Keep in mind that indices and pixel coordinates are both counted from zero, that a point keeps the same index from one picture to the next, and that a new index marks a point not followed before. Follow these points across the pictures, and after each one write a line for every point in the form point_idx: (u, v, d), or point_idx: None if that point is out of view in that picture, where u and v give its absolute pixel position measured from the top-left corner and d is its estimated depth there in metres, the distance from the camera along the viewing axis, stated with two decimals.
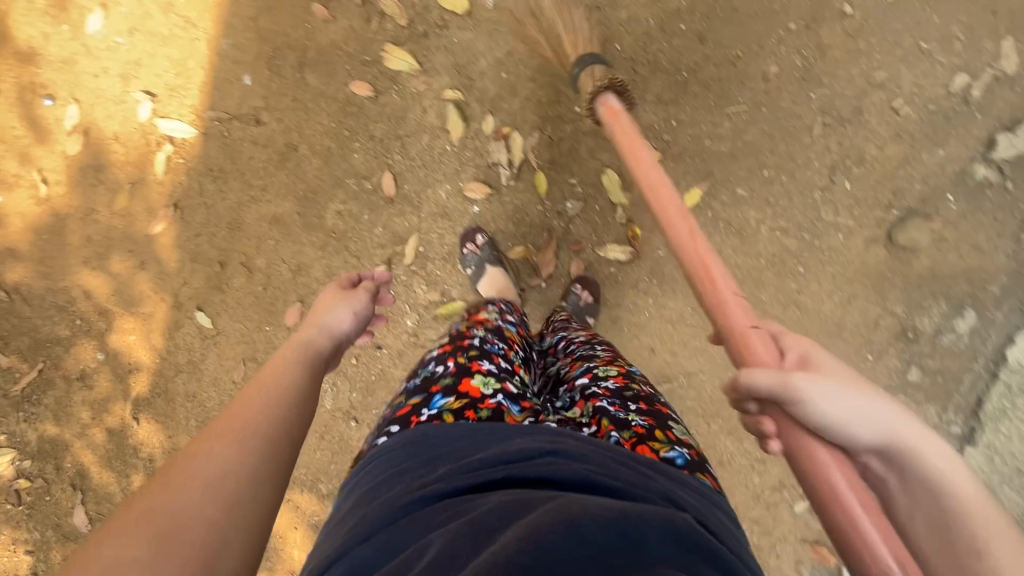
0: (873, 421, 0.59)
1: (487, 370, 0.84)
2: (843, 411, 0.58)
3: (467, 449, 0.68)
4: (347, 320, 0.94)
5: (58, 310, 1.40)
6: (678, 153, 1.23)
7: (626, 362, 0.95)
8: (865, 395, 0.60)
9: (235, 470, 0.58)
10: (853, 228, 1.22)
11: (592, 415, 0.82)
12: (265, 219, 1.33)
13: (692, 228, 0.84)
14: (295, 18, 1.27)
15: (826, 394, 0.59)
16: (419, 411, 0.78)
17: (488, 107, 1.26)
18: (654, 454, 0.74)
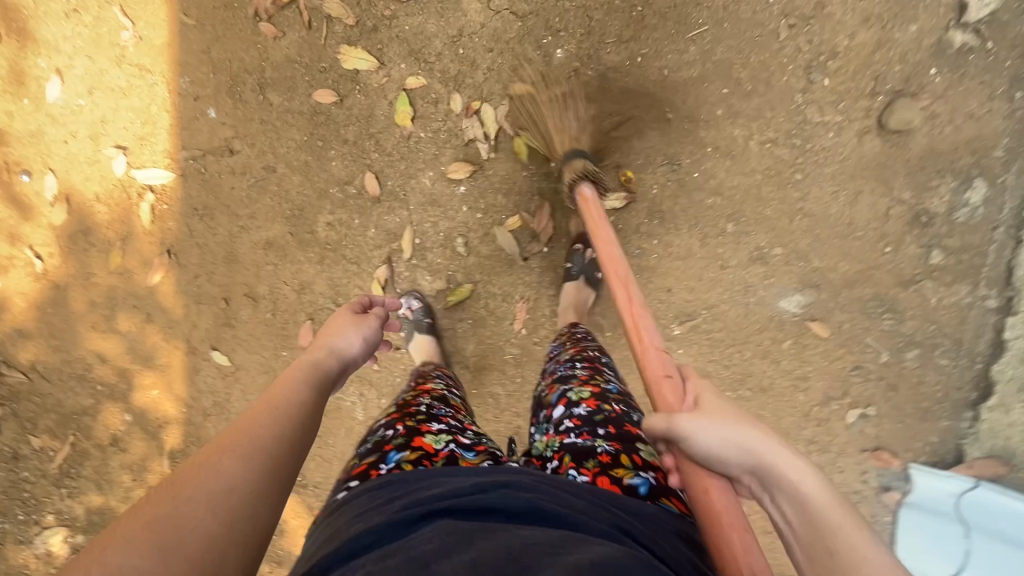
0: (737, 446, 0.67)
1: (437, 428, 0.90)
2: (715, 442, 0.69)
3: (423, 487, 0.71)
4: (356, 343, 0.90)
5: (77, 380, 1.40)
6: (649, 89, 1.22)
7: (602, 381, 1.00)
8: (735, 425, 0.69)
9: (240, 487, 0.58)
10: (842, 123, 1.19)
11: (558, 450, 0.88)
12: (260, 246, 1.33)
13: (631, 295, 0.97)
14: (246, 41, 1.27)
15: (700, 429, 0.70)
16: (376, 466, 0.82)
17: (453, 86, 1.25)
18: (615, 484, 0.79)
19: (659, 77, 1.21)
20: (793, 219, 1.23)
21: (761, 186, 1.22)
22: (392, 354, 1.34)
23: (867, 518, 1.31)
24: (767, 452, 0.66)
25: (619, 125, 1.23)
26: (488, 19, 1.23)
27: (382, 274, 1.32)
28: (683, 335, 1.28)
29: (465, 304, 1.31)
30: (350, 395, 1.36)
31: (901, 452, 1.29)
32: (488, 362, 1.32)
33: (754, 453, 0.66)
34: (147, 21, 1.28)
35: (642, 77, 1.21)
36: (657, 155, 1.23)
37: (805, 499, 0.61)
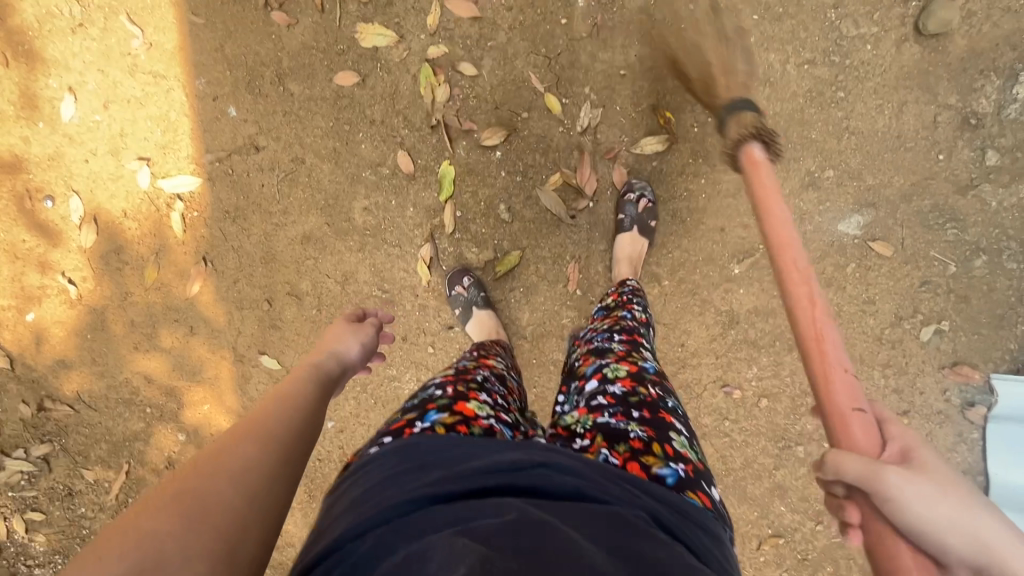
0: (965, 533, 0.54)
1: (483, 399, 0.82)
2: (939, 519, 0.54)
3: (460, 457, 0.63)
4: (354, 348, 0.93)
5: (126, 404, 1.36)
6: (677, 26, 1.19)
7: (640, 360, 0.89)
8: (964, 505, 0.55)
9: (258, 465, 0.59)
10: (878, 34, 1.17)
11: (591, 423, 0.76)
12: (297, 241, 1.29)
13: (812, 295, 0.74)
14: (259, 33, 1.24)
15: (918, 497, 0.55)
16: (411, 424, 0.73)
17: (477, 51, 1.22)
18: (645, 472, 0.67)
19: (685, 12, 1.18)
20: (838, 139, 1.20)
21: (803, 109, 1.20)
22: (447, 334, 1.30)
23: (954, 438, 1.26)
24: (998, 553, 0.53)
25: (651, 67, 1.20)
26: None
27: (426, 254, 1.28)
28: (744, 273, 1.24)
29: (515, 272, 1.28)
30: (407, 382, 1.32)
31: (981, 365, 1.23)
32: (545, 329, 1.28)
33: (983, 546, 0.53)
34: (156, 26, 1.25)
35: (668, 14, 1.19)
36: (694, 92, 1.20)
37: None
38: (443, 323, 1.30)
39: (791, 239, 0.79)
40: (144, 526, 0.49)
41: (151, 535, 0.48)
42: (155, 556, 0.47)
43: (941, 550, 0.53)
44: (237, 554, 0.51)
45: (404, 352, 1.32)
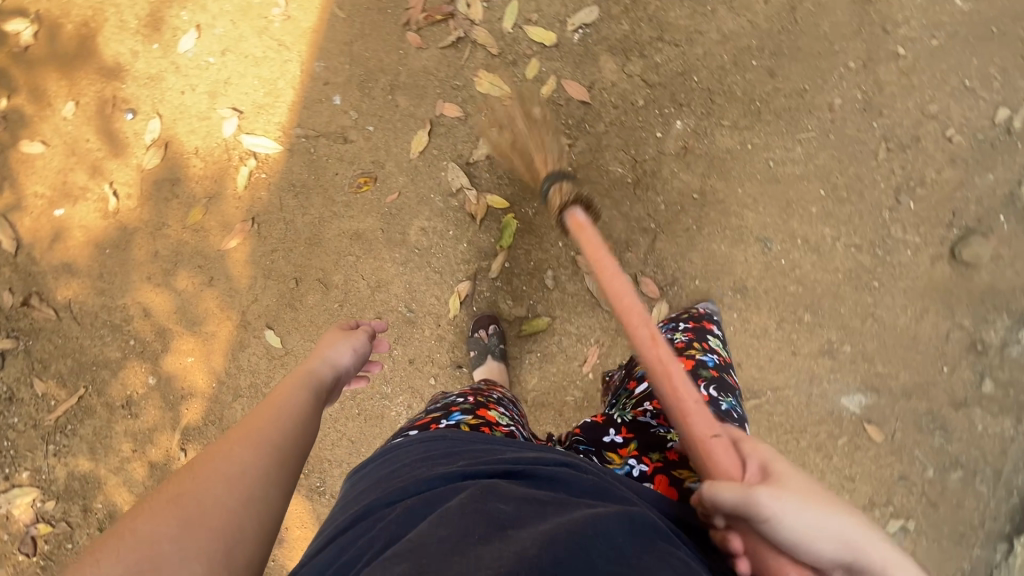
0: (836, 541, 0.52)
1: (503, 410, 0.86)
2: (809, 528, 0.51)
3: (487, 451, 0.68)
4: (347, 355, 0.90)
5: (111, 329, 1.31)
6: (753, 175, 1.30)
7: (697, 356, 0.99)
8: (828, 507, 0.53)
9: (251, 470, 0.58)
10: (920, 244, 1.29)
11: (625, 429, 0.84)
12: (346, 235, 1.31)
13: (652, 334, 0.80)
14: (389, 44, 1.33)
15: (790, 510, 0.52)
16: (438, 421, 0.79)
17: (574, 131, 1.32)
18: (672, 485, 0.73)
19: (764, 166, 1.30)
20: (862, 322, 1.29)
21: (840, 285, 1.30)
22: (453, 372, 1.30)
23: None
24: (871, 549, 0.52)
25: (720, 201, 1.31)
26: (621, 80, 1.32)
27: (462, 290, 1.31)
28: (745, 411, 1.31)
29: (539, 336, 1.31)
30: (398, 405, 1.31)
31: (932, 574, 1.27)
32: (547, 399, 1.30)
33: (854, 548, 0.52)
34: (299, 5, 1.33)
35: (749, 163, 1.31)
36: (751, 236, 1.30)
37: None
38: (453, 360, 1.31)
39: (623, 287, 0.88)
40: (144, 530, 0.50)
41: (150, 537, 0.49)
42: (152, 556, 0.48)
43: (814, 557, 0.52)
44: (233, 558, 0.51)
45: (406, 375, 1.31)
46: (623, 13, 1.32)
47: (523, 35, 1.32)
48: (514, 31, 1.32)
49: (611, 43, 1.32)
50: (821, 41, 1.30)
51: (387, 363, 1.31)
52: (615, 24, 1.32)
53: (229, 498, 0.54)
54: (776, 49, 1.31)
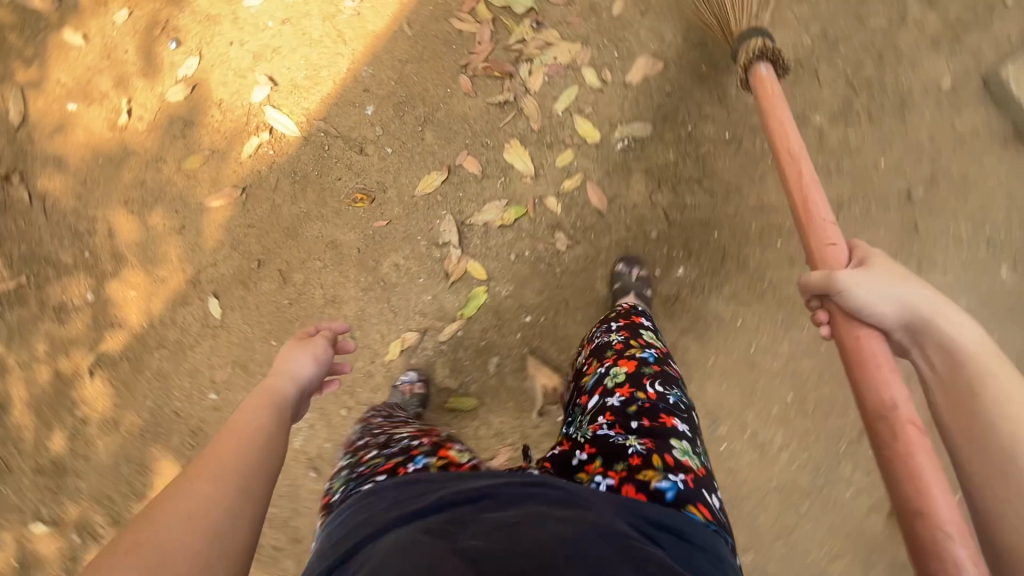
0: (898, 299, 0.72)
1: (462, 448, 0.78)
2: (871, 294, 0.73)
3: (452, 485, 0.62)
4: (310, 366, 0.85)
5: (72, 235, 1.31)
6: (728, 350, 1.25)
7: (639, 356, 0.90)
8: (903, 281, 0.74)
9: (218, 506, 0.52)
10: (864, 489, 1.19)
11: (588, 440, 0.75)
12: (323, 240, 1.30)
13: (806, 170, 0.89)
14: (441, 79, 1.30)
15: (863, 288, 0.73)
16: (406, 465, 0.72)
17: (578, 235, 1.28)
18: (641, 492, 0.66)
19: (745, 346, 1.25)
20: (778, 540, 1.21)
21: (768, 493, 1.23)
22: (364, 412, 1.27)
23: None
24: (925, 299, 0.72)
25: (687, 361, 1.27)
26: (643, 204, 1.28)
27: (408, 339, 1.28)
28: None
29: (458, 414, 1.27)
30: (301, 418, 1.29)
31: None
32: None
33: (915, 309, 0.72)
34: (373, 6, 1.32)
35: (731, 337, 1.25)
36: (704, 406, 1.26)
37: (952, 351, 0.69)
38: (368, 400, 1.28)
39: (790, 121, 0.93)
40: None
41: None
42: None
43: (880, 318, 0.73)
44: None
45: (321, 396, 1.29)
46: (674, 141, 1.28)
47: (570, 122, 1.29)
48: (563, 115, 1.29)
49: (650, 165, 1.28)
50: None
51: None
52: (661, 149, 1.28)
53: (189, 534, 0.48)
54: None
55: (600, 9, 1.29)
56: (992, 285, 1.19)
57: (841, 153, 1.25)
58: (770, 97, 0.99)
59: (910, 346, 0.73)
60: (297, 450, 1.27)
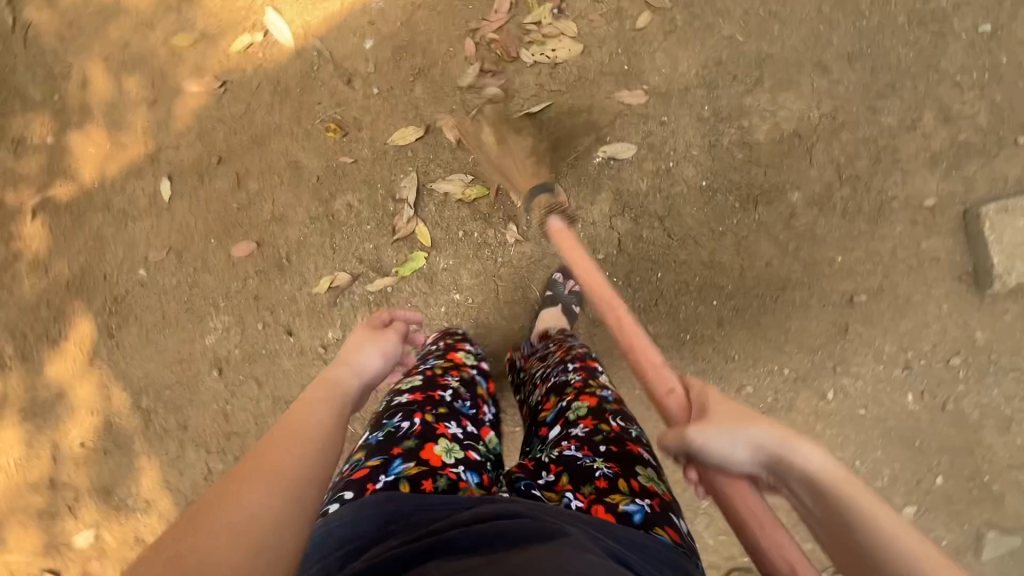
0: (748, 444, 0.65)
1: (452, 435, 0.79)
2: (719, 448, 0.67)
3: (417, 524, 0.61)
4: (376, 358, 0.92)
5: (48, 75, 1.32)
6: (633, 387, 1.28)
7: (599, 391, 0.90)
8: (740, 423, 0.67)
9: (264, 515, 0.53)
10: (707, 546, 1.27)
11: (555, 462, 0.77)
12: (285, 158, 1.30)
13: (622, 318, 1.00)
14: (447, 36, 1.27)
15: (711, 438, 0.68)
16: (377, 477, 0.70)
17: (529, 233, 1.27)
18: (609, 512, 0.68)
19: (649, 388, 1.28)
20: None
21: None
22: (279, 333, 1.31)
23: None
24: (774, 440, 0.64)
25: None
26: (601, 224, 1.27)
27: (338, 279, 1.29)
28: None
29: None
30: (218, 319, 1.32)
31: None
32: None
33: (763, 448, 0.64)
34: None
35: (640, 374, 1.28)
36: None
37: (812, 482, 0.60)
38: (286, 324, 1.31)
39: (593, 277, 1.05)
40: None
41: None
42: None
43: (742, 468, 0.67)
44: None
45: (241, 304, 1.31)
46: (651, 172, 1.26)
47: (558, 120, 1.27)
48: (553, 111, 1.26)
49: (620, 188, 1.27)
50: (781, 331, 1.25)
51: (235, 282, 1.31)
52: (636, 176, 1.27)
53: (232, 544, 0.50)
54: (741, 307, 1.26)
55: (625, 16, 1.25)
56: (891, 405, 1.22)
57: (803, 237, 1.24)
58: (570, 243, 1.13)
59: (779, 484, 0.65)
60: (207, 347, 1.32)
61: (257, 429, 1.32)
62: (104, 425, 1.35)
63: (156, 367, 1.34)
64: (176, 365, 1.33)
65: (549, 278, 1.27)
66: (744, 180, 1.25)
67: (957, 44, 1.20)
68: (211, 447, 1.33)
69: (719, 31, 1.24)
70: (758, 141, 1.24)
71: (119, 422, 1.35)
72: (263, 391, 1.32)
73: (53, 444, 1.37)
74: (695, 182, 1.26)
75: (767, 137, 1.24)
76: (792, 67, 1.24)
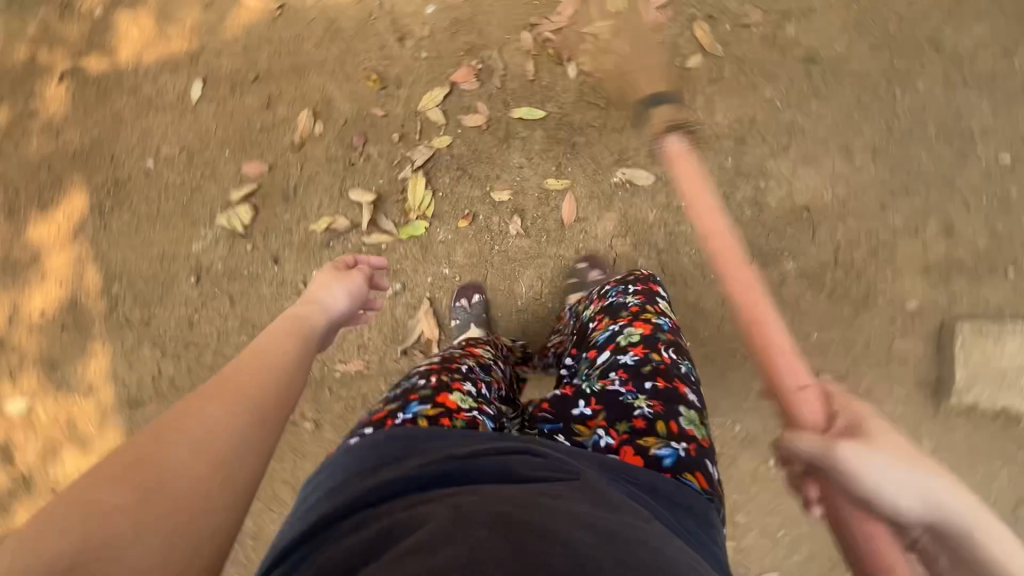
0: (918, 494, 0.63)
1: (467, 391, 0.81)
2: (885, 480, 0.65)
3: (432, 451, 0.64)
4: (342, 298, 0.89)
5: None
6: None
7: (653, 320, 0.93)
8: (914, 465, 0.65)
9: (229, 431, 0.51)
10: None
11: (592, 394, 0.79)
12: (320, 93, 1.31)
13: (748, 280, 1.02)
14: (506, 22, 1.30)
15: (870, 466, 0.66)
16: (395, 416, 0.73)
17: (532, 229, 1.30)
18: (641, 454, 0.70)
19: None
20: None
21: None
22: (265, 259, 1.32)
23: None
24: (957, 500, 0.61)
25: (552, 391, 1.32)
26: (601, 241, 1.30)
27: (337, 223, 1.31)
28: None
29: None
30: (210, 229, 1.33)
31: None
32: None
33: (929, 496, 0.63)
34: None
35: None
36: None
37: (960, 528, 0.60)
38: (275, 252, 1.32)
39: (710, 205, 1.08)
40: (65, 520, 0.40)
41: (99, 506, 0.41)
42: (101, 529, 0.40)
43: (894, 503, 0.64)
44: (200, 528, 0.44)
45: (236, 220, 1.32)
46: (661, 205, 1.30)
47: (588, 131, 1.30)
48: (586, 122, 1.30)
49: (628, 212, 1.30)
50: (742, 389, 1.28)
51: (237, 198, 1.32)
52: (647, 205, 1.30)
53: (196, 455, 0.48)
54: (711, 356, 1.29)
55: (677, 53, 1.29)
56: None
57: (787, 306, 1.28)
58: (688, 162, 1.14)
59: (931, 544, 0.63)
60: (192, 253, 1.33)
61: (217, 345, 1.32)
62: (68, 298, 1.35)
63: (136, 258, 1.34)
64: (156, 261, 1.33)
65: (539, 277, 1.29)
66: (747, 237, 1.29)
67: (976, 166, 1.25)
68: (168, 349, 1.33)
69: (761, 91, 1.28)
70: (769, 204, 1.28)
71: (84, 299, 1.35)
72: (234, 309, 1.32)
73: (13, 304, 1.36)
74: (700, 226, 1.30)
75: (778, 204, 1.29)
76: (819, 145, 1.28)
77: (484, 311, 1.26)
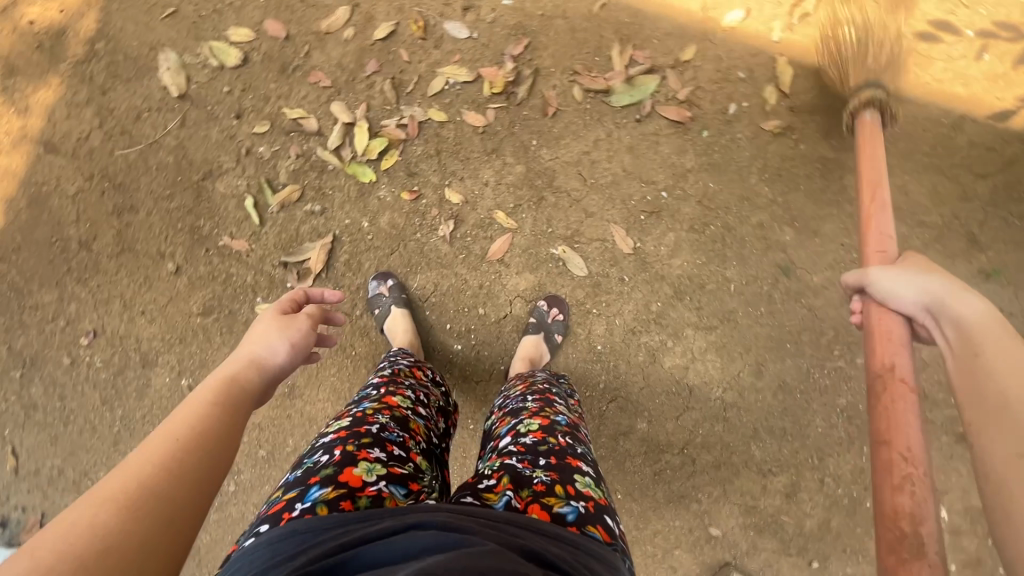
0: (927, 290, 0.74)
1: (375, 457, 0.70)
2: (900, 282, 0.76)
3: (332, 535, 0.55)
4: (282, 344, 0.75)
5: None
6: None
7: (552, 415, 0.87)
8: (927, 271, 0.75)
9: (164, 486, 0.51)
10: None
11: (496, 469, 0.74)
12: (371, 7, 1.33)
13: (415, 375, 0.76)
14: (559, 58, 1.30)
15: (886, 277, 0.78)
16: (292, 508, 0.62)
17: (458, 241, 1.30)
18: (546, 514, 0.66)
19: None
20: (243, 510, 1.29)
21: None
22: (230, 108, 1.34)
23: None
24: (949, 291, 0.72)
25: None
26: (505, 292, 1.29)
27: (307, 121, 1.32)
28: (176, 384, 1.32)
29: (260, 193, 1.32)
30: (206, 52, 1.35)
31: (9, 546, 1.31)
32: (201, 195, 1.34)
33: (937, 297, 0.72)
34: None
35: None
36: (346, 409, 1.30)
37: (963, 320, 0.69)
38: (242, 108, 1.34)
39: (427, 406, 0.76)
40: (49, 554, 0.43)
41: None
42: None
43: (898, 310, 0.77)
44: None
45: (231, 60, 1.34)
46: (575, 299, 1.28)
47: (560, 195, 1.29)
48: (565, 185, 1.29)
49: (544, 285, 1.29)
50: None
51: (245, 43, 1.35)
52: (563, 289, 1.28)
53: (129, 513, 0.48)
54: None
55: (680, 184, 1.27)
56: None
57: (614, 455, 1.28)
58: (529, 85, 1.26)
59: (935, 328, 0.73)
60: (179, 62, 1.35)
61: (147, 150, 1.35)
62: (60, 25, 1.38)
63: (134, 33, 1.37)
64: (148, 47, 1.36)
65: (433, 283, 1.30)
66: (625, 376, 1.27)
67: (853, 459, 1.22)
68: (106, 123, 1.36)
69: (725, 267, 1.26)
70: (663, 362, 1.26)
71: (71, 35, 1.37)
72: (179, 129, 1.35)
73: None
74: (593, 339, 1.28)
75: (671, 369, 1.26)
76: (739, 345, 1.25)
77: (402, 292, 1.28)
